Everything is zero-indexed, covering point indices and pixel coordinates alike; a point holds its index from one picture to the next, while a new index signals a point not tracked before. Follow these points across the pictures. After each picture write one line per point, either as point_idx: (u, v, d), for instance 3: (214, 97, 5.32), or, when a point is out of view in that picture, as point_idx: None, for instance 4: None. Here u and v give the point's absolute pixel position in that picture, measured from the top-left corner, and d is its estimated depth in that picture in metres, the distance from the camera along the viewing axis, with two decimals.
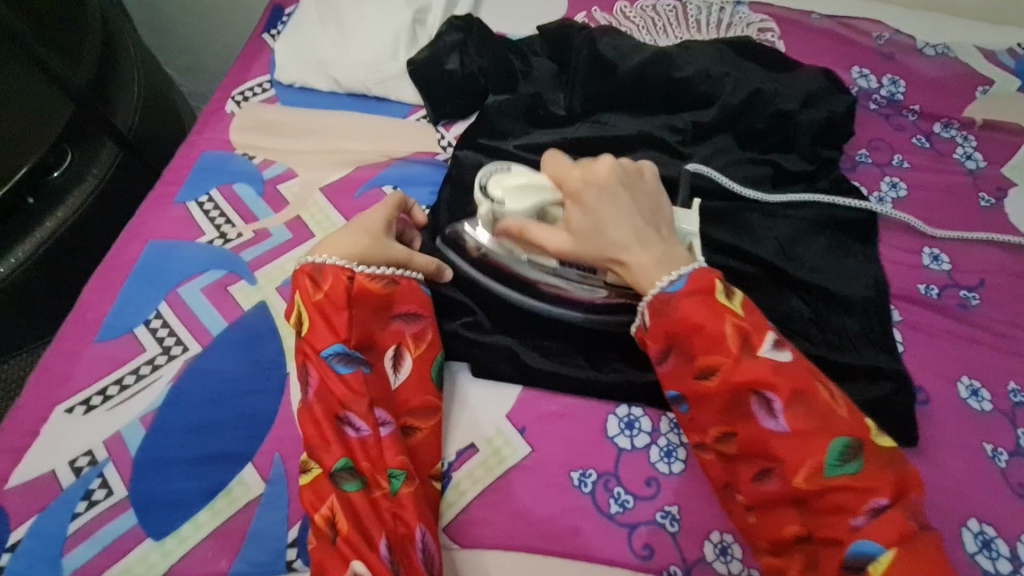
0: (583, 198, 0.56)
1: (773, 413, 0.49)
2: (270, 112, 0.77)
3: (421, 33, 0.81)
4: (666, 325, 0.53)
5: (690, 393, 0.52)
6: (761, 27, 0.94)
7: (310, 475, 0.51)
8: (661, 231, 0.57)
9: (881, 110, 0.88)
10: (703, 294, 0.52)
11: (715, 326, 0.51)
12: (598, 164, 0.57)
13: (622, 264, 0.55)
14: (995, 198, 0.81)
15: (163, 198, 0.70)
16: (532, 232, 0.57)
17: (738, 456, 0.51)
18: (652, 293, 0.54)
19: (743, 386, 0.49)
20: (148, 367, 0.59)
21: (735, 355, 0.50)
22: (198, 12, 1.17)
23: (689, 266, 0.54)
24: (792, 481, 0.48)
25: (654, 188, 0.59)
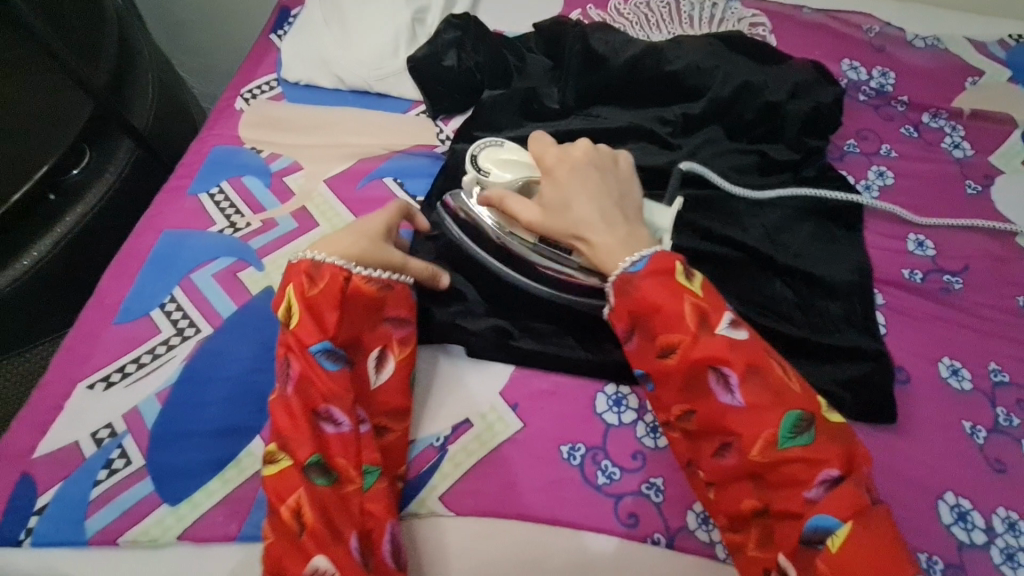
0: (557, 173, 0.62)
1: (730, 389, 0.52)
2: (277, 109, 0.80)
3: (421, 32, 0.85)
4: (629, 305, 0.55)
5: (653, 371, 0.55)
6: (752, 21, 0.96)
7: (278, 468, 0.52)
8: (627, 214, 0.61)
9: (870, 101, 0.90)
10: (661, 274, 0.55)
11: (675, 305, 0.54)
12: (575, 147, 0.63)
13: (586, 240, 0.59)
14: (982, 186, 0.82)
15: (177, 191, 0.74)
16: (509, 203, 0.61)
17: (700, 432, 0.53)
18: (616, 273, 0.56)
19: (699, 363, 0.52)
20: (163, 347, 0.63)
21: (693, 333, 0.53)
22: (210, 15, 1.22)
23: (653, 248, 0.57)
24: (747, 455, 0.51)
25: (626, 174, 0.64)
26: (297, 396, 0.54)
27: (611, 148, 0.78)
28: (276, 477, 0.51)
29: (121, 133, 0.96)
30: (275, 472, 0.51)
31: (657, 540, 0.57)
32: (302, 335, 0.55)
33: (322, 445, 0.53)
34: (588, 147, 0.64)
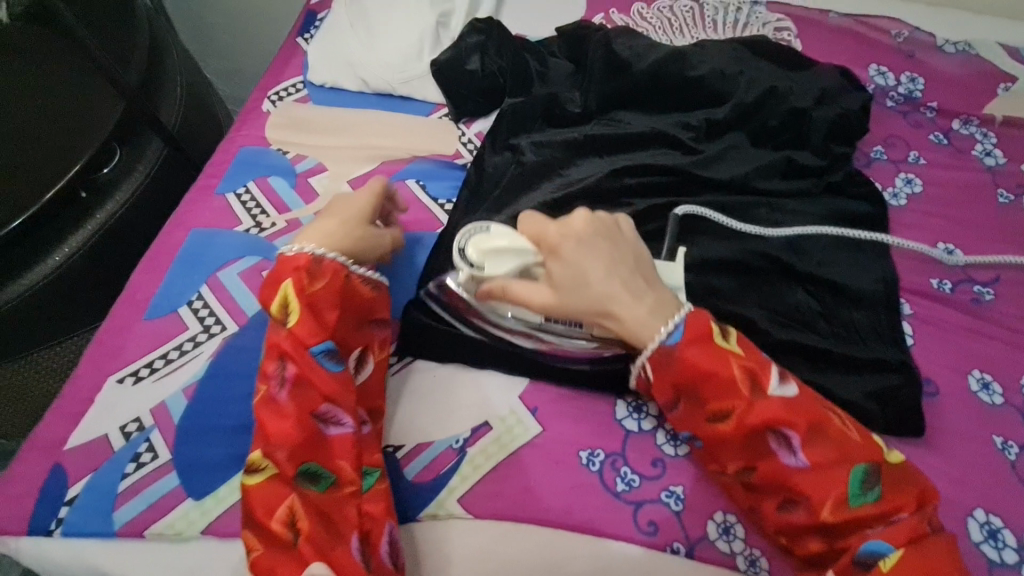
0: (561, 251, 0.56)
1: (792, 449, 0.50)
2: (303, 110, 0.81)
3: (445, 36, 0.85)
4: (672, 376, 0.54)
5: (704, 436, 0.54)
6: (777, 26, 0.95)
7: (264, 475, 0.51)
8: (647, 276, 0.57)
9: (898, 107, 0.88)
10: (706, 336, 0.53)
11: (723, 370, 0.52)
12: (574, 218, 0.57)
13: (613, 316, 0.55)
14: (1015, 195, 0.80)
15: (205, 190, 0.75)
16: (515, 290, 0.57)
17: (761, 490, 0.52)
18: (652, 347, 0.53)
19: (757, 428, 0.51)
20: (190, 344, 0.64)
21: (747, 397, 0.51)
22: (237, 18, 1.24)
23: (680, 312, 0.54)
24: (816, 514, 0.49)
25: (632, 234, 0.59)
26: (293, 401, 0.53)
27: (633, 154, 0.77)
28: (264, 487, 0.51)
29: (152, 133, 0.99)
30: (263, 481, 0.51)
31: (676, 549, 0.56)
32: (292, 341, 0.54)
33: (321, 448, 0.53)
34: (587, 217, 0.58)
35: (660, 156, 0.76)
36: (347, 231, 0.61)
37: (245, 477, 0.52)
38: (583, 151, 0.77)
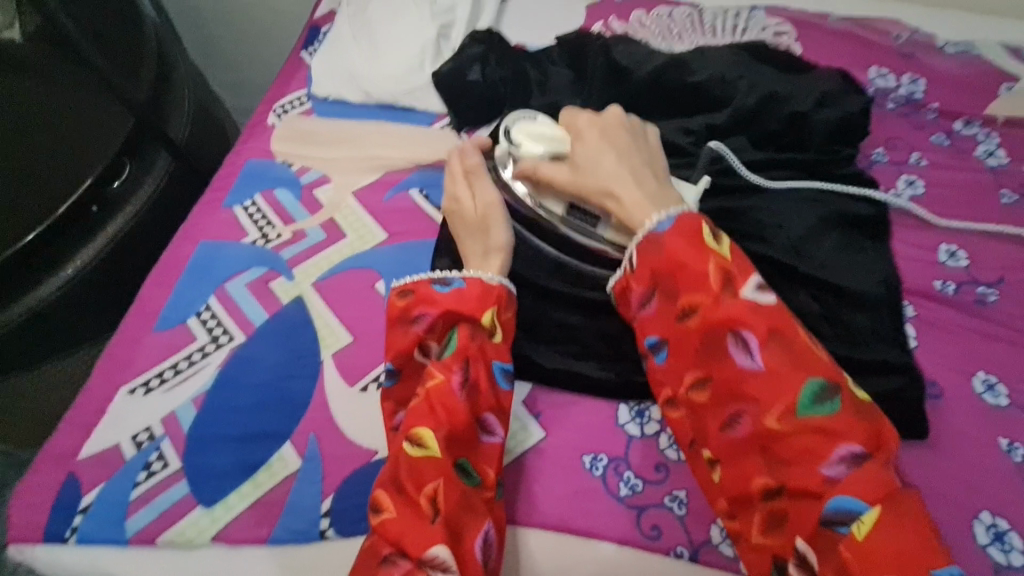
0: (584, 138, 0.65)
1: (748, 353, 0.50)
2: (307, 123, 0.83)
3: (446, 47, 0.86)
4: (653, 264, 0.56)
5: (670, 335, 0.55)
6: (777, 30, 0.95)
7: (426, 453, 0.51)
8: (656, 178, 0.62)
9: (899, 109, 0.88)
10: (692, 234, 0.55)
11: (699, 262, 0.53)
12: (605, 120, 0.66)
13: (616, 199, 0.60)
14: (1019, 194, 0.80)
15: (213, 203, 0.77)
16: (539, 168, 0.65)
17: (714, 402, 0.52)
18: (643, 229, 0.57)
19: (718, 324, 0.51)
20: (199, 354, 0.65)
21: (715, 292, 0.52)
22: (245, 33, 1.26)
23: (676, 206, 0.58)
24: (761, 421, 0.49)
25: (657, 142, 0.68)
26: (470, 402, 0.54)
27: None
28: (420, 462, 0.51)
29: (159, 146, 1.01)
30: (424, 457, 0.50)
31: (680, 553, 0.56)
32: (484, 349, 0.57)
33: (475, 450, 0.54)
34: (618, 114, 0.67)
35: None
36: (485, 229, 0.65)
37: (403, 445, 0.52)
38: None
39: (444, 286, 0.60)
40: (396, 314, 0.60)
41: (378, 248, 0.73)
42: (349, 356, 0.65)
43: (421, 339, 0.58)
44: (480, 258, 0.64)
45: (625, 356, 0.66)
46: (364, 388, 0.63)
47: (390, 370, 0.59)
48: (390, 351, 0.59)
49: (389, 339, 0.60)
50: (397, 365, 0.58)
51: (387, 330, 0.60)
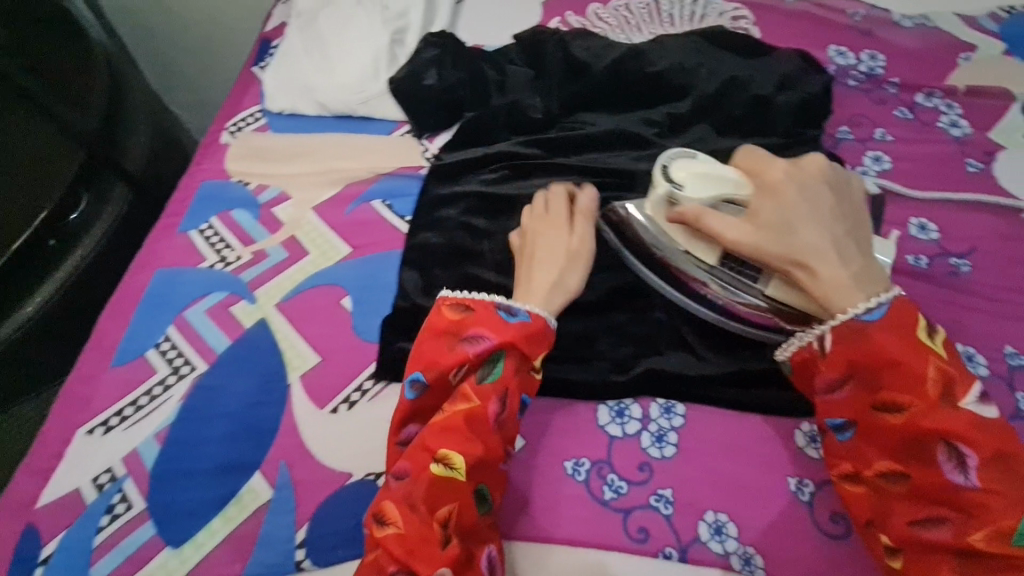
0: (781, 192, 0.56)
1: (966, 470, 0.47)
2: (262, 140, 0.81)
3: (400, 53, 0.84)
4: (850, 353, 0.52)
5: (864, 423, 0.51)
6: (734, 15, 0.95)
7: (451, 475, 0.52)
8: (861, 246, 0.55)
9: (861, 86, 0.88)
10: (906, 329, 0.50)
11: (918, 364, 0.49)
12: (806, 165, 0.57)
13: (808, 269, 0.53)
14: (984, 163, 0.80)
15: (168, 229, 0.74)
16: (705, 218, 0.57)
17: (907, 496, 0.49)
18: (839, 315, 0.52)
19: (930, 432, 0.48)
20: (160, 387, 0.63)
21: (933, 399, 0.48)
22: (200, 51, 1.23)
23: (883, 293, 0.52)
24: (967, 534, 0.46)
25: (859, 200, 0.59)
26: (501, 434, 0.55)
27: (595, 154, 0.77)
28: (446, 482, 0.52)
29: (116, 178, 0.98)
30: (450, 480, 0.52)
31: (669, 554, 0.55)
32: (524, 383, 0.57)
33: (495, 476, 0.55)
34: (820, 162, 0.57)
35: (622, 156, 0.76)
36: (563, 262, 0.63)
37: (431, 466, 0.52)
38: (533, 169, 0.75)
39: (509, 315, 0.58)
40: (449, 328, 0.59)
41: (342, 263, 0.71)
42: (318, 377, 0.63)
43: (471, 360, 0.56)
44: (548, 290, 0.61)
45: (602, 355, 0.64)
46: (334, 409, 0.61)
47: (420, 381, 0.57)
48: (432, 363, 0.57)
49: (433, 350, 0.58)
50: (430, 379, 0.57)
51: (433, 341, 0.58)
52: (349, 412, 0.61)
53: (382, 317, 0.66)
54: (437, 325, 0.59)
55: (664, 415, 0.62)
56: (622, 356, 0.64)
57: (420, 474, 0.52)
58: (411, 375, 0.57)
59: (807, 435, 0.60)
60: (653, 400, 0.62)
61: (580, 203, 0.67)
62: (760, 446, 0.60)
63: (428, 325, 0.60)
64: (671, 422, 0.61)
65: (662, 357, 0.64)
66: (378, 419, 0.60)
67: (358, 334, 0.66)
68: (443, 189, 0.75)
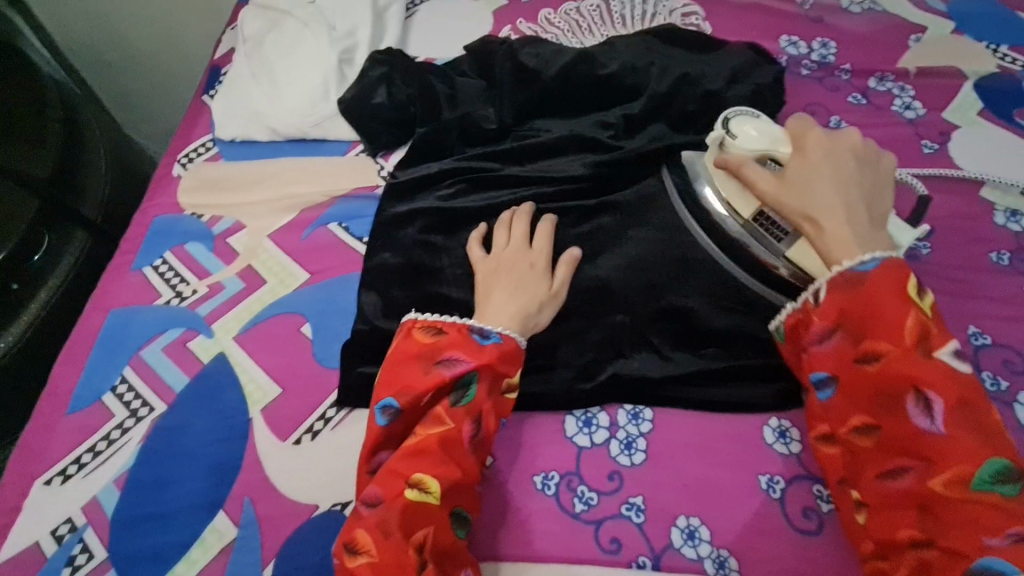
0: (814, 155, 0.58)
1: (932, 415, 0.47)
2: (214, 170, 0.80)
3: (350, 72, 0.84)
4: (839, 302, 0.52)
5: (842, 377, 0.52)
6: (685, 11, 0.95)
7: (426, 498, 0.50)
8: (875, 218, 0.56)
9: (813, 74, 0.88)
10: (895, 282, 0.51)
11: (898, 314, 0.50)
12: (841, 140, 0.59)
13: (817, 224, 0.55)
14: (939, 143, 0.81)
15: (121, 268, 0.73)
16: (745, 168, 0.59)
17: (876, 450, 0.50)
18: (839, 266, 0.53)
19: (902, 380, 0.48)
20: (118, 431, 0.61)
21: (908, 347, 0.49)
22: (157, 82, 1.22)
23: (885, 252, 0.53)
24: (928, 480, 0.47)
25: (888, 178, 0.60)
26: (477, 455, 0.54)
27: (552, 161, 0.77)
28: (420, 506, 0.50)
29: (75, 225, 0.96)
30: (425, 504, 0.50)
31: (643, 563, 0.55)
32: (497, 405, 0.57)
33: (470, 498, 0.54)
34: (852, 140, 0.60)
35: (579, 161, 0.76)
36: (532, 289, 0.63)
37: (405, 491, 0.50)
38: (488, 182, 0.75)
39: (482, 338, 0.57)
40: (422, 351, 0.57)
41: (300, 290, 0.70)
42: (279, 409, 0.62)
43: (444, 384, 0.55)
44: (522, 320, 0.61)
45: (566, 363, 0.64)
46: (297, 441, 0.60)
47: (392, 407, 0.54)
48: (405, 388, 0.55)
49: (406, 374, 0.56)
50: (403, 404, 0.54)
51: (405, 364, 0.56)
52: (313, 443, 0.60)
53: (342, 342, 0.65)
54: (408, 348, 0.57)
55: (631, 422, 0.61)
56: (585, 364, 0.63)
57: (395, 500, 0.50)
58: (382, 402, 0.55)
59: (775, 431, 0.60)
60: (620, 407, 0.62)
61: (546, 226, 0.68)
62: (729, 446, 0.59)
63: (398, 349, 0.58)
64: (639, 428, 0.61)
65: (626, 363, 0.63)
66: (342, 446, 0.59)
67: (318, 361, 0.65)
68: (398, 208, 0.73)
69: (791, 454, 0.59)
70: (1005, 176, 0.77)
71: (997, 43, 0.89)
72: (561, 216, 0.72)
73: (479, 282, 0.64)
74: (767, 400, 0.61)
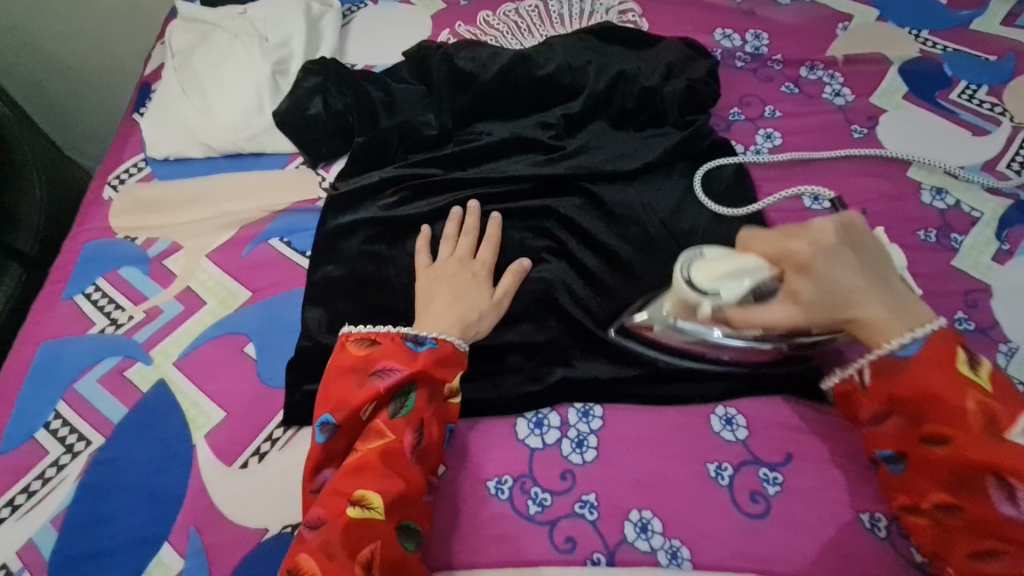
0: (811, 266, 0.52)
1: (1015, 501, 0.46)
2: (147, 191, 0.77)
3: (285, 83, 0.82)
4: (893, 387, 0.52)
5: (910, 455, 0.52)
6: (621, 8, 0.95)
7: (370, 514, 0.50)
8: (892, 283, 0.54)
9: (747, 65, 0.90)
10: (946, 362, 0.50)
11: (957, 397, 0.49)
12: (822, 231, 0.53)
13: (860, 325, 0.52)
14: (868, 128, 0.83)
15: (51, 298, 0.71)
16: (756, 319, 0.53)
17: (960, 530, 0.49)
18: (876, 355, 0.53)
19: (977, 465, 0.48)
20: (53, 469, 0.59)
21: (973, 429, 0.48)
22: (89, 98, 1.17)
23: (927, 325, 0.52)
24: (1023, 567, 0.46)
25: (865, 231, 0.56)
26: (421, 465, 0.54)
27: (494, 164, 0.77)
28: (364, 523, 0.50)
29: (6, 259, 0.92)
30: (369, 520, 0.50)
31: (597, 560, 0.55)
32: (439, 411, 0.57)
33: (421, 508, 0.54)
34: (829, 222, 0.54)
35: (521, 162, 0.76)
36: (473, 295, 0.64)
37: (348, 508, 0.50)
38: (430, 188, 0.74)
39: (416, 345, 0.58)
40: (356, 363, 0.58)
41: (242, 309, 0.68)
42: (223, 434, 0.61)
43: (380, 394, 0.55)
44: (465, 326, 0.61)
45: (515, 367, 0.64)
46: (244, 464, 0.59)
47: (329, 423, 0.55)
48: (341, 402, 0.55)
49: (342, 388, 0.56)
50: (340, 418, 0.55)
51: (339, 379, 0.57)
52: (260, 464, 0.59)
53: (287, 359, 0.64)
54: (342, 362, 0.58)
55: (582, 420, 0.61)
56: (535, 366, 0.64)
57: (337, 519, 0.50)
58: (320, 418, 0.55)
59: (722, 419, 0.61)
60: (570, 405, 0.62)
61: (488, 229, 0.69)
62: (677, 438, 0.60)
63: (332, 362, 0.58)
64: (590, 425, 0.61)
65: (576, 362, 0.64)
66: (290, 466, 0.58)
67: (263, 380, 0.63)
68: (341, 219, 0.72)
69: (738, 440, 0.60)
70: (930, 157, 0.80)
71: (918, 28, 0.92)
72: (505, 218, 0.72)
73: (420, 291, 0.64)
74: (717, 392, 0.62)
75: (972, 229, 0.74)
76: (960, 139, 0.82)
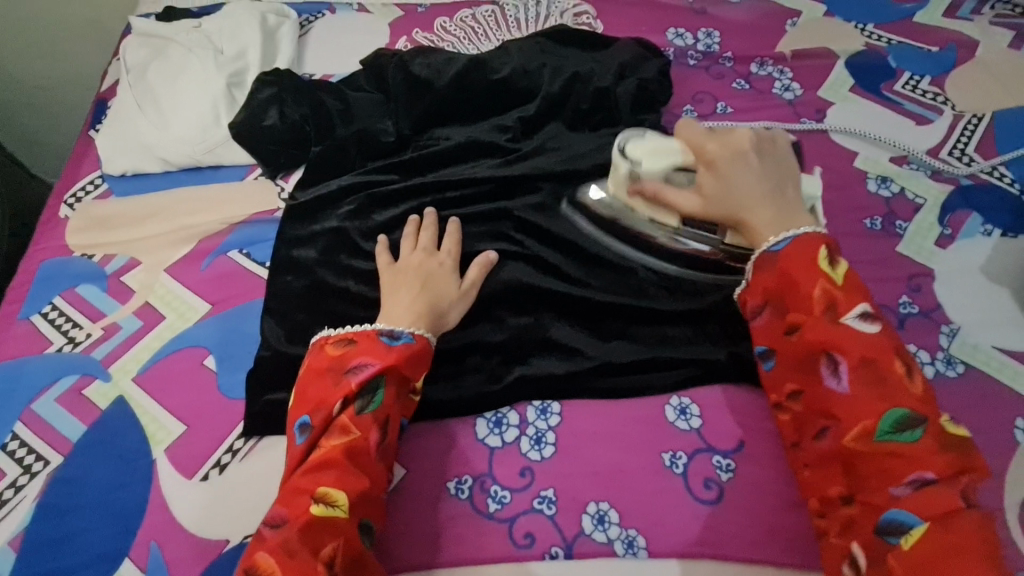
0: (718, 164, 0.60)
1: (839, 376, 0.50)
2: (104, 208, 0.77)
3: (240, 96, 0.82)
4: (766, 281, 0.56)
5: (775, 348, 0.55)
6: (576, 11, 0.97)
7: (332, 512, 0.50)
8: (789, 199, 0.59)
9: (699, 63, 0.92)
10: (805, 256, 0.53)
11: (807, 283, 0.53)
12: (733, 136, 0.61)
13: (746, 224, 0.58)
14: (816, 120, 0.85)
15: (7, 318, 0.70)
16: (664, 193, 0.62)
17: (806, 413, 0.53)
18: (764, 249, 0.56)
19: (815, 346, 0.52)
20: (11, 490, 0.59)
21: (817, 314, 0.52)
22: (42, 109, 1.15)
23: (809, 228, 0.56)
24: (843, 439, 0.49)
25: (786, 153, 0.62)
26: (381, 462, 0.55)
27: (453, 169, 0.78)
28: (325, 520, 0.50)
29: None
30: (327, 518, 0.50)
31: (556, 553, 0.56)
32: (403, 408, 0.58)
33: (379, 505, 0.54)
34: (750, 134, 0.61)
35: (477, 167, 0.77)
36: (439, 292, 0.64)
37: (311, 505, 0.50)
38: (389, 196, 0.74)
39: (391, 339, 0.59)
40: (331, 363, 0.58)
41: (200, 323, 0.68)
42: (183, 447, 0.61)
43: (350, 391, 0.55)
44: (435, 318, 0.63)
45: (475, 368, 0.65)
46: (204, 477, 0.59)
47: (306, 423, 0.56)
48: (319, 402, 0.56)
49: (319, 389, 0.57)
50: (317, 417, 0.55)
51: (315, 380, 0.57)
52: (221, 476, 0.59)
53: (246, 371, 0.65)
54: (318, 363, 0.59)
55: (540, 417, 0.63)
56: (493, 366, 0.65)
57: (298, 518, 0.50)
58: (299, 419, 0.56)
59: (677, 409, 0.62)
60: (529, 403, 0.63)
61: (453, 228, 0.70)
62: (633, 429, 0.62)
63: (309, 363, 0.59)
64: (548, 422, 0.62)
65: (533, 360, 0.65)
66: (252, 474, 0.59)
67: (223, 393, 0.64)
68: (303, 228, 0.73)
69: (692, 430, 0.61)
70: (875, 148, 0.82)
71: (864, 22, 0.95)
72: (464, 223, 0.73)
73: (386, 286, 0.65)
74: (674, 382, 0.63)
75: (916, 215, 0.77)
76: (904, 129, 0.84)
